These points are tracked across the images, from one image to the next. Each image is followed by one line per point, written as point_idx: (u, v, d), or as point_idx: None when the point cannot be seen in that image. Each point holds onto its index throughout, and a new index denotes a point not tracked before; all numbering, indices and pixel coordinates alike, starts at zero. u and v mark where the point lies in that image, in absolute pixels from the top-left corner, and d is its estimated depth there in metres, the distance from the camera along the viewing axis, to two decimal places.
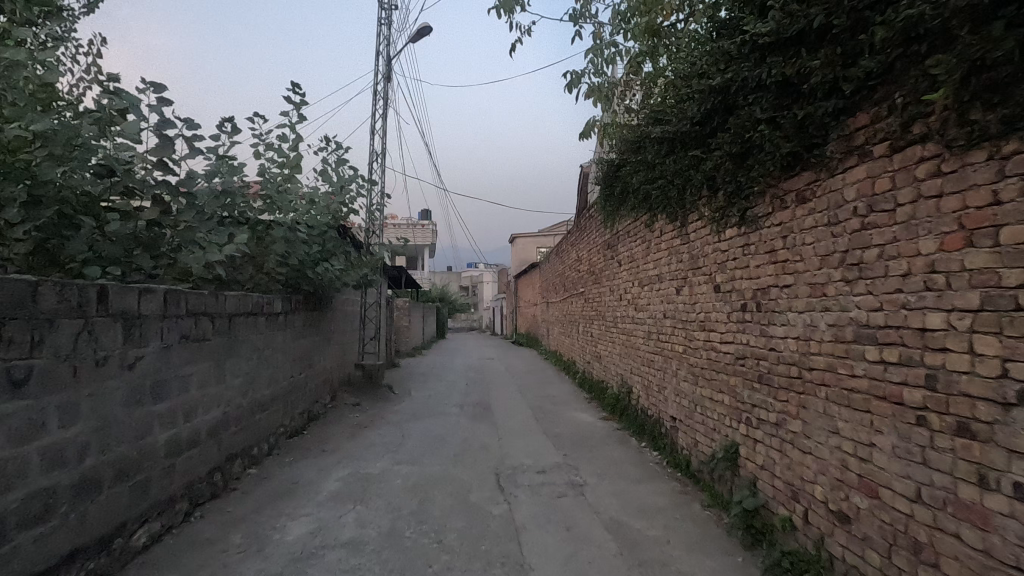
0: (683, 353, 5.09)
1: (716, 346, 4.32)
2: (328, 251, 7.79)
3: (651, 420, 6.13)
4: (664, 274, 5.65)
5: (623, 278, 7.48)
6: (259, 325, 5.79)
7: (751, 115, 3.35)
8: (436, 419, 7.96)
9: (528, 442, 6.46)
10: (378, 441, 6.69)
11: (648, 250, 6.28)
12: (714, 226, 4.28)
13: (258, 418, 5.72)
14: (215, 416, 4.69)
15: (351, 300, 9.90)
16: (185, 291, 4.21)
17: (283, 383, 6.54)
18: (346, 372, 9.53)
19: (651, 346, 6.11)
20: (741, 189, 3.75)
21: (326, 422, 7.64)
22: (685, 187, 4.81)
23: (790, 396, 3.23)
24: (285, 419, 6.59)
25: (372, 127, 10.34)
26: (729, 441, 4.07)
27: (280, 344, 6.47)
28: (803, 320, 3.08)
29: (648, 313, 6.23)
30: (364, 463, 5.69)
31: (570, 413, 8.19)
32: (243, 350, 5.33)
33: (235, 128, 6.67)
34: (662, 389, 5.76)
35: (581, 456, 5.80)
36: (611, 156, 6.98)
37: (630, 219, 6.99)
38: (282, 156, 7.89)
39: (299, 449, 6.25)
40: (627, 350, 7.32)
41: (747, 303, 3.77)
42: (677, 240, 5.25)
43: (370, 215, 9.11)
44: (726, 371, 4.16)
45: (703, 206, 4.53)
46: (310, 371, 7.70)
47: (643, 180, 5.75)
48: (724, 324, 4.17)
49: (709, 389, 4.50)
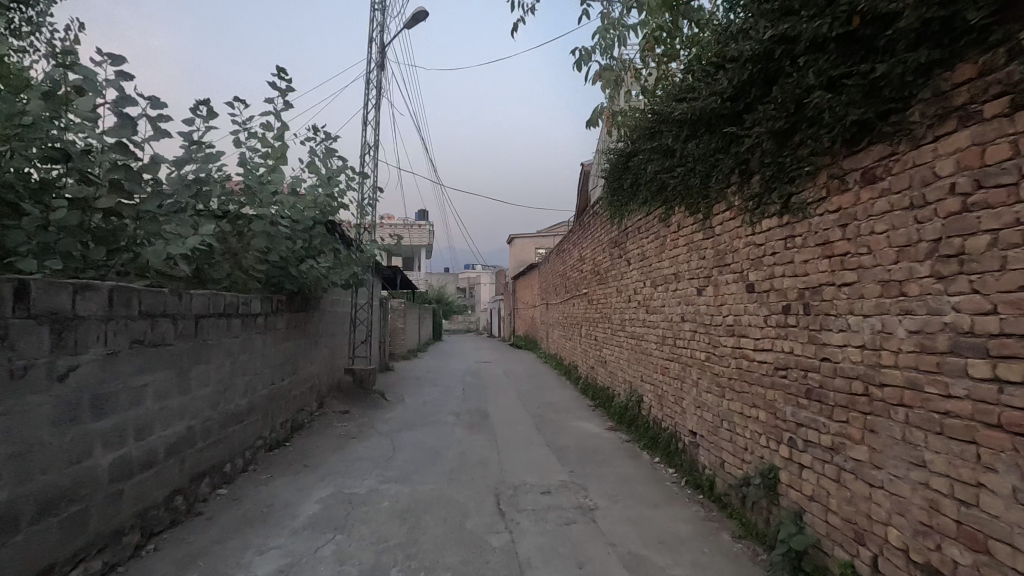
0: (706, 361, 4.54)
1: (749, 354, 3.77)
2: (315, 248, 7.24)
3: (666, 433, 5.59)
4: (681, 273, 5.11)
5: (633, 278, 6.92)
6: (235, 327, 5.24)
7: (803, 80, 2.82)
8: (430, 429, 7.39)
9: (529, 457, 5.89)
10: (366, 454, 6.12)
11: (662, 247, 5.74)
12: (748, 217, 3.75)
13: (232, 430, 5.15)
14: (177, 431, 4.13)
15: (340, 300, 9.34)
16: (138, 288, 3.65)
17: (262, 392, 5.96)
18: (334, 377, 8.96)
19: (666, 352, 5.55)
20: (785, 171, 3.22)
21: (310, 433, 7.07)
22: (711, 174, 4.27)
23: (852, 417, 2.68)
24: (264, 431, 6.01)
25: (365, 117, 9.79)
26: (766, 465, 3.52)
27: (259, 349, 5.90)
28: (872, 325, 2.54)
29: (663, 316, 5.68)
30: (348, 481, 5.12)
31: (574, 422, 7.65)
32: (214, 356, 4.77)
33: (213, 113, 6.11)
34: (679, 400, 5.21)
35: (589, 475, 5.23)
36: (622, 146, 6.43)
37: (642, 213, 6.43)
38: (266, 147, 7.35)
39: (278, 464, 5.67)
40: (636, 356, 6.77)
41: (792, 305, 3.23)
42: (699, 235, 4.70)
43: (361, 211, 8.56)
44: (762, 384, 3.60)
45: (733, 194, 3.99)
46: (294, 378, 7.12)
47: (661, 168, 5.20)
48: (759, 329, 3.62)
49: (738, 403, 3.95)
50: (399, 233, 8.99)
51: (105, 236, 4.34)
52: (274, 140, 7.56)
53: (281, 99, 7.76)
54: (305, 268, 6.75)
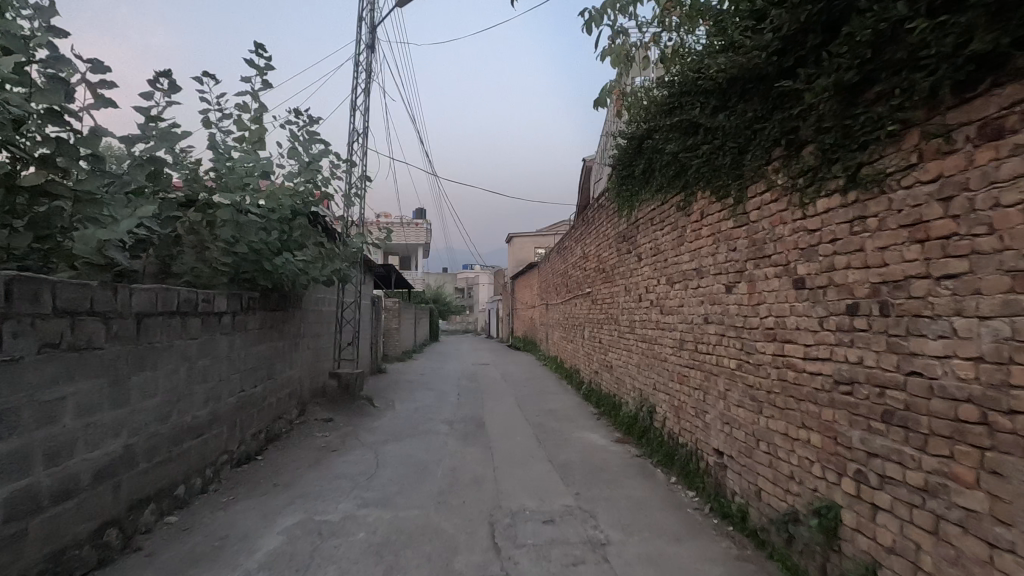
0: (737, 370, 3.89)
1: (797, 364, 3.11)
2: (294, 240, 6.58)
3: (685, 450, 4.94)
4: (705, 267, 4.45)
5: (644, 275, 6.26)
6: (194, 328, 4.58)
7: (892, 10, 2.18)
8: (420, 440, 6.72)
9: (528, 475, 5.23)
10: (346, 470, 5.46)
11: (679, 240, 5.08)
12: (797, 198, 3.10)
13: (188, 446, 4.49)
14: (110, 451, 3.47)
15: (325, 298, 8.67)
16: (52, 279, 3.01)
17: (230, 400, 5.30)
18: (317, 382, 8.29)
19: (686, 358, 4.88)
20: (853, 135, 2.58)
21: (287, 444, 6.40)
22: (748, 150, 3.62)
23: (961, 451, 2.03)
24: (231, 445, 5.34)
25: (353, 102, 9.12)
26: (822, 501, 2.86)
27: (226, 352, 5.24)
28: (996, 330, 1.90)
29: (681, 317, 5.02)
30: (321, 506, 4.45)
31: (577, 433, 7.00)
32: (164, 361, 4.11)
33: (174, 85, 5.42)
34: (702, 414, 4.55)
35: (598, 498, 4.58)
36: (634, 128, 5.76)
37: (657, 202, 5.76)
38: (241, 129, 6.70)
39: (244, 482, 5.00)
40: (649, 361, 6.11)
41: (860, 303, 2.58)
42: (727, 223, 4.04)
43: (347, 202, 7.90)
44: (815, 401, 2.94)
45: (776, 171, 3.33)
46: (269, 383, 6.45)
47: (685, 147, 4.54)
48: (811, 334, 2.96)
49: (781, 422, 3.28)
50: (389, 227, 8.32)
51: (34, 219, 3.62)
52: (250, 122, 6.90)
53: (260, 78, 7.10)
54: (280, 261, 6.08)
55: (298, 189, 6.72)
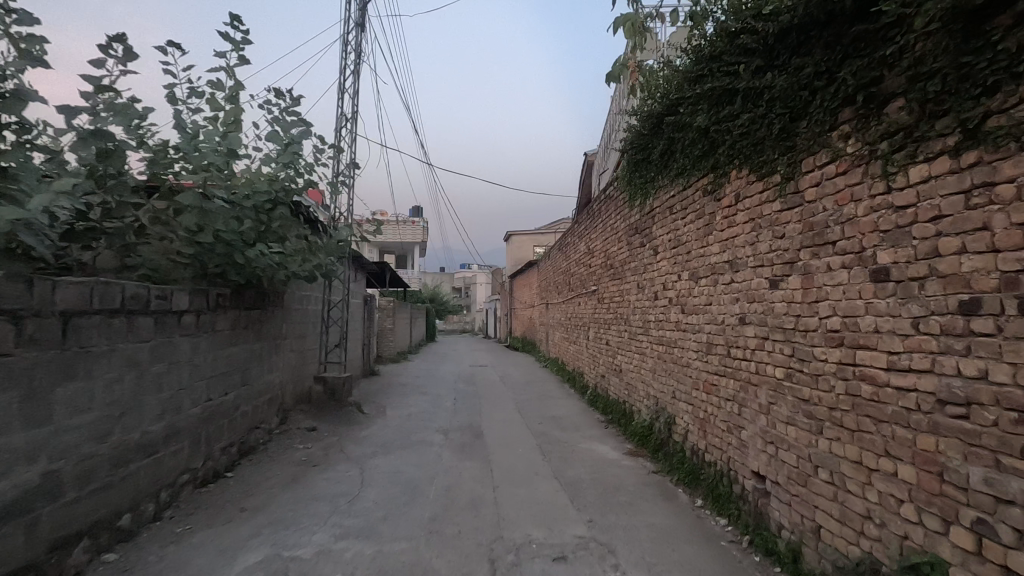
0: (787, 381, 3.25)
1: (876, 375, 2.49)
2: (272, 231, 5.94)
3: (714, 470, 4.30)
4: (741, 260, 3.81)
5: (661, 270, 5.62)
6: (147, 328, 3.95)
7: None
8: (411, 453, 6.08)
9: (533, 497, 4.58)
10: (326, 490, 4.81)
11: (706, 228, 4.45)
12: (877, 169, 2.48)
13: (138, 467, 3.84)
14: (22, 481, 2.82)
15: (311, 296, 8.02)
16: None
17: (193, 412, 4.64)
18: (301, 387, 7.64)
19: (715, 364, 4.25)
20: (977, 75, 1.96)
21: (262, 458, 5.75)
22: (805, 115, 2.99)
23: None
24: (196, 462, 4.70)
25: (341, 84, 8.47)
26: (919, 554, 2.23)
27: (189, 357, 4.58)
28: None
29: (709, 317, 4.37)
30: (291, 539, 3.79)
31: (585, 444, 6.36)
32: (104, 368, 3.47)
33: (129, 53, 4.74)
34: (736, 430, 3.92)
35: (614, 528, 3.94)
36: (654, 106, 5.12)
37: (677, 188, 5.11)
38: (214, 109, 6.03)
39: (207, 507, 4.34)
40: (666, 366, 5.48)
41: (983, 299, 1.96)
42: (772, 205, 3.40)
43: (333, 191, 7.23)
44: (905, 424, 2.31)
45: (845, 137, 2.70)
46: (244, 390, 5.80)
47: (718, 120, 3.91)
48: (901, 338, 2.34)
49: (851, 448, 2.65)
50: (379, 219, 7.67)
51: None
52: (225, 102, 6.25)
53: (236, 53, 6.42)
54: (254, 254, 5.42)
55: (278, 175, 6.08)
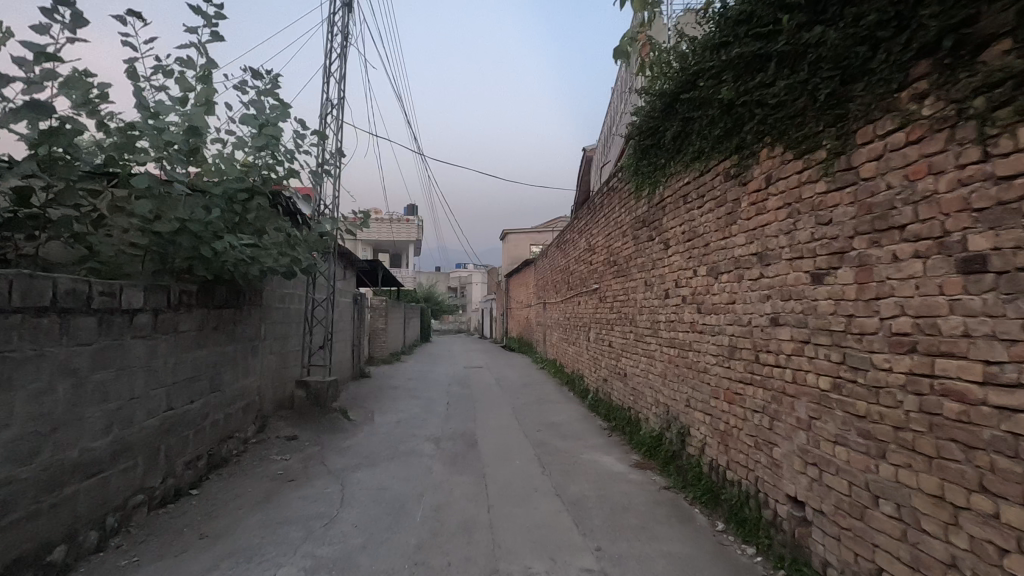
0: (834, 393, 2.75)
1: (965, 390, 2.00)
2: (246, 222, 5.41)
3: (738, 490, 3.80)
4: (774, 252, 3.31)
5: (674, 265, 5.12)
6: (86, 330, 3.42)
7: None
8: (398, 465, 5.56)
9: (533, 520, 4.08)
10: (301, 511, 4.28)
11: (729, 216, 3.94)
12: (968, 132, 2.00)
13: (76, 491, 3.31)
14: None
15: (292, 294, 7.48)
16: None
17: (149, 424, 4.10)
18: (281, 391, 7.09)
19: (741, 370, 3.75)
20: None
21: (233, 472, 5.22)
22: (863, 74, 2.50)
23: None
24: (154, 479, 4.17)
25: (326, 67, 7.93)
26: None
27: (144, 361, 4.06)
28: None
29: (733, 316, 3.87)
30: (252, 574, 3.27)
31: (587, 454, 5.85)
32: (26, 376, 2.96)
33: (82, 18, 4.20)
34: (766, 446, 3.42)
35: (626, 559, 3.43)
36: (667, 83, 4.62)
37: (693, 174, 4.61)
38: (183, 88, 5.49)
39: (162, 533, 3.81)
40: (679, 371, 4.97)
41: None
42: (814, 186, 2.91)
43: (315, 181, 6.69)
44: (1011, 454, 1.83)
45: (919, 96, 2.21)
46: (214, 397, 5.27)
47: (747, 91, 3.41)
48: (1004, 342, 1.85)
49: (928, 478, 2.16)
50: (365, 211, 7.15)
51: None
52: (196, 81, 5.72)
53: (208, 28, 5.88)
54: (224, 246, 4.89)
55: (254, 163, 5.55)
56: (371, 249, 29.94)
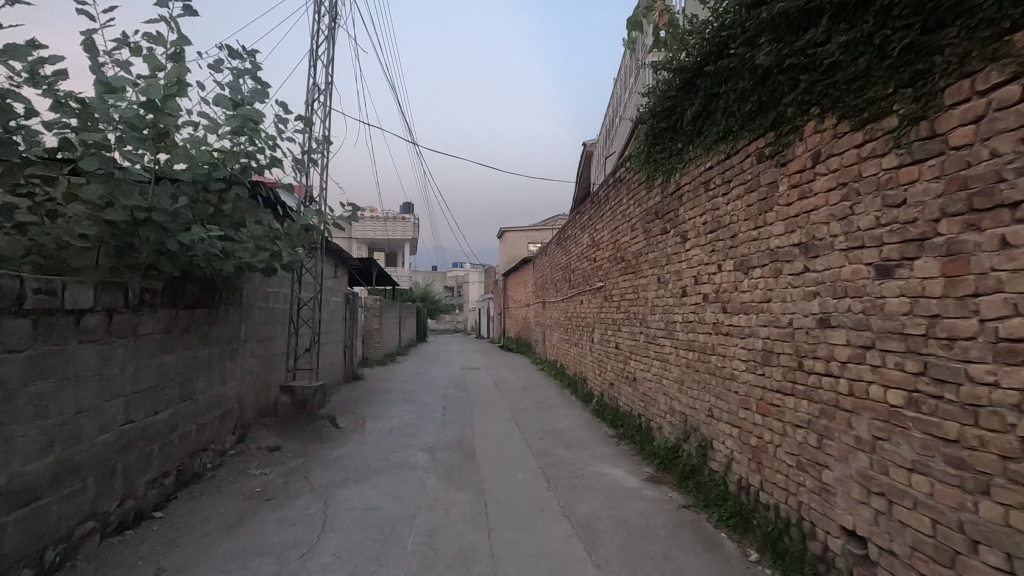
0: (909, 410, 2.27)
1: None
2: (221, 213, 4.91)
3: (775, 515, 3.32)
4: (823, 241, 2.83)
5: (693, 260, 4.64)
6: (14, 335, 2.90)
7: None
8: (390, 480, 5.06)
9: (540, 548, 3.58)
10: (276, 538, 3.78)
11: (763, 202, 3.45)
12: None
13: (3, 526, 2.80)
14: None
15: (275, 293, 6.97)
16: None
17: (101, 440, 3.60)
18: (263, 398, 6.59)
19: (779, 379, 3.26)
20: None
21: (206, 489, 4.72)
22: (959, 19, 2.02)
23: None
24: (109, 502, 3.68)
25: (312, 51, 7.42)
26: None
27: (94, 370, 3.55)
28: None
29: (768, 316, 3.39)
30: None
31: (596, 466, 5.36)
32: None
33: None
34: (813, 467, 2.94)
35: None
36: (688, 56, 4.14)
37: (716, 158, 4.13)
38: (152, 67, 4.99)
39: (113, 567, 3.30)
40: (699, 377, 4.49)
41: None
42: (880, 162, 2.43)
43: (299, 172, 6.18)
44: None
45: None
46: (186, 405, 4.77)
47: (791, 54, 2.92)
48: None
49: None
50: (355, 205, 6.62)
51: None
52: (167, 59, 5.20)
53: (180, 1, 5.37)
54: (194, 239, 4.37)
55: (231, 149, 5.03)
56: (366, 248, 29.38)
